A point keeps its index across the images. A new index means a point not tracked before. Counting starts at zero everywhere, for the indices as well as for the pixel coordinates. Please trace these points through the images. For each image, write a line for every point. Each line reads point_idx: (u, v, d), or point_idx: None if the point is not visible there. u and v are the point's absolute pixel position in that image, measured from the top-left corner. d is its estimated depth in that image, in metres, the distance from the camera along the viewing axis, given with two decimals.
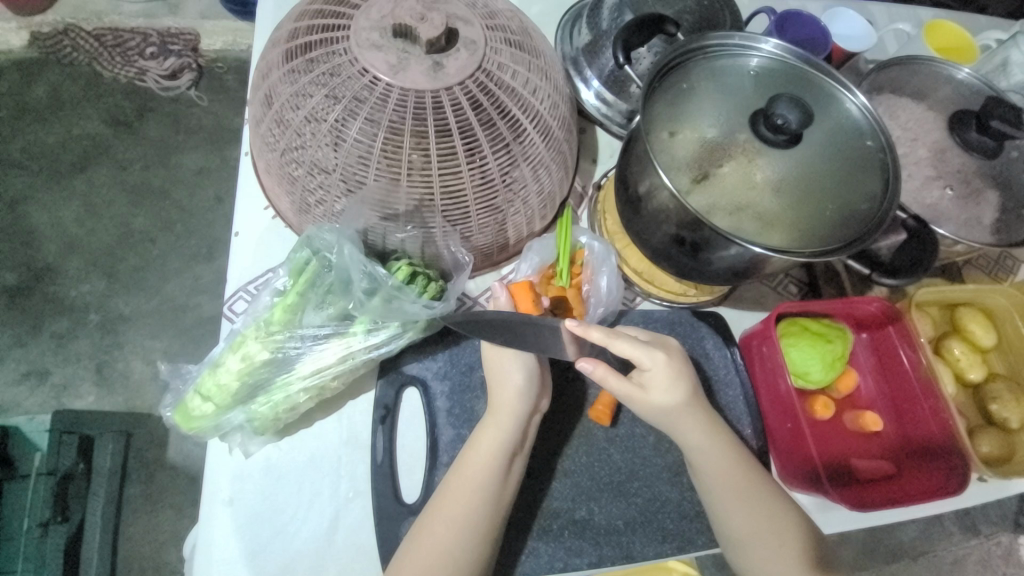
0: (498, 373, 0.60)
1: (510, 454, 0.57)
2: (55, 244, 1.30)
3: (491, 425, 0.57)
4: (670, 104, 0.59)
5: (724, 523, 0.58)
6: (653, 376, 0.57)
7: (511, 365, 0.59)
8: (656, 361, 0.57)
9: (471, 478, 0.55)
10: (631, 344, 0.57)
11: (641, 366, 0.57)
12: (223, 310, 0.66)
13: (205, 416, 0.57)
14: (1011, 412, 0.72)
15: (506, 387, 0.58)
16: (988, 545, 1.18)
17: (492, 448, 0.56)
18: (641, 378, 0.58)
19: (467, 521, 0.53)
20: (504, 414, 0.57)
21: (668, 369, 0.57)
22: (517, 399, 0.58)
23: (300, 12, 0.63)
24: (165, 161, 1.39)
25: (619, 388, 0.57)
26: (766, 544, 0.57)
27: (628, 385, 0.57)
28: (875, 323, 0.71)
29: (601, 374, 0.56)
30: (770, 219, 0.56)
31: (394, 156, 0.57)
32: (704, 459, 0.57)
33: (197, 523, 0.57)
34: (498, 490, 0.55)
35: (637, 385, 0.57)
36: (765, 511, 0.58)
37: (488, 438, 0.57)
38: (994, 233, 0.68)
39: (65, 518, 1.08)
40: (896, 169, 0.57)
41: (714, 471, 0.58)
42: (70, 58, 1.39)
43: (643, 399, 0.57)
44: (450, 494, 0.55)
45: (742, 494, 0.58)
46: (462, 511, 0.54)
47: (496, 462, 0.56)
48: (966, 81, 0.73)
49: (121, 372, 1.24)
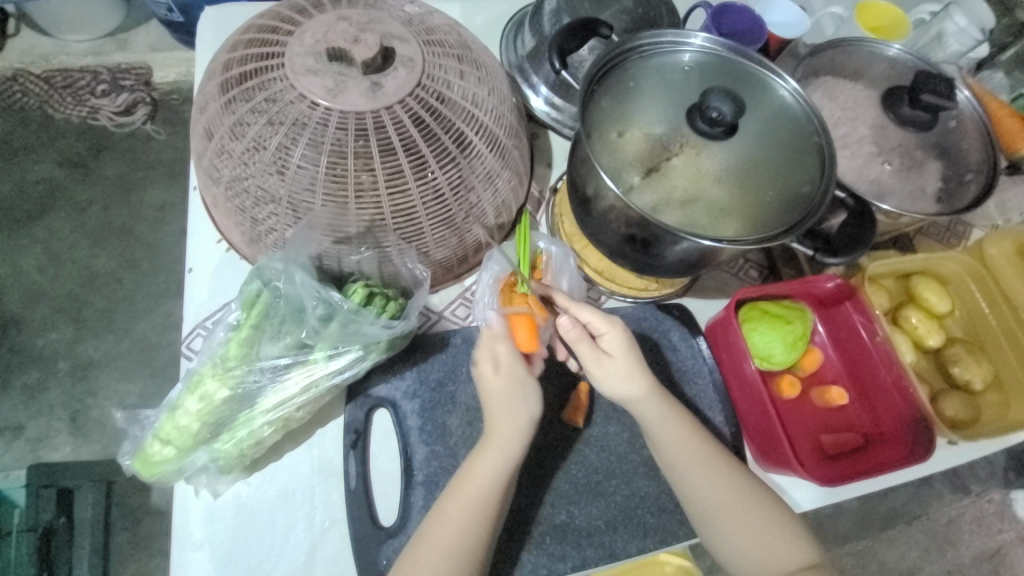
0: (503, 401, 0.57)
1: (506, 482, 0.56)
2: (18, 294, 1.27)
3: (487, 454, 0.56)
4: (610, 105, 0.60)
5: (714, 522, 0.58)
6: (610, 340, 0.59)
7: (520, 394, 0.57)
8: (612, 326, 0.59)
9: (466, 506, 0.54)
10: (591, 311, 0.59)
11: (599, 332, 0.60)
12: (181, 349, 0.65)
13: (167, 460, 0.55)
14: (973, 373, 0.74)
15: (507, 418, 0.56)
16: (979, 503, 1.21)
17: (489, 476, 0.55)
18: (604, 346, 0.59)
19: (465, 550, 0.53)
20: (506, 443, 0.56)
21: (624, 335, 0.59)
22: (519, 431, 0.56)
23: (235, 42, 0.62)
24: (126, 199, 1.36)
25: (587, 355, 0.59)
26: (759, 543, 0.57)
27: (591, 351, 0.59)
28: (833, 300, 0.73)
29: (574, 337, 0.59)
30: (716, 210, 0.57)
31: (340, 179, 0.57)
32: (693, 458, 0.58)
33: (171, 570, 0.55)
34: (493, 517, 0.55)
35: (602, 353, 0.59)
36: (763, 513, 0.58)
37: (484, 465, 0.55)
38: (937, 202, 0.70)
39: (52, 572, 1.05)
40: (833, 149, 0.59)
41: (702, 470, 0.58)
42: (19, 102, 1.36)
43: (607, 365, 0.58)
44: (442, 523, 0.54)
45: (734, 490, 0.58)
46: (454, 540, 0.53)
47: (495, 490, 0.55)
48: (899, 58, 0.76)
49: (97, 419, 1.20)
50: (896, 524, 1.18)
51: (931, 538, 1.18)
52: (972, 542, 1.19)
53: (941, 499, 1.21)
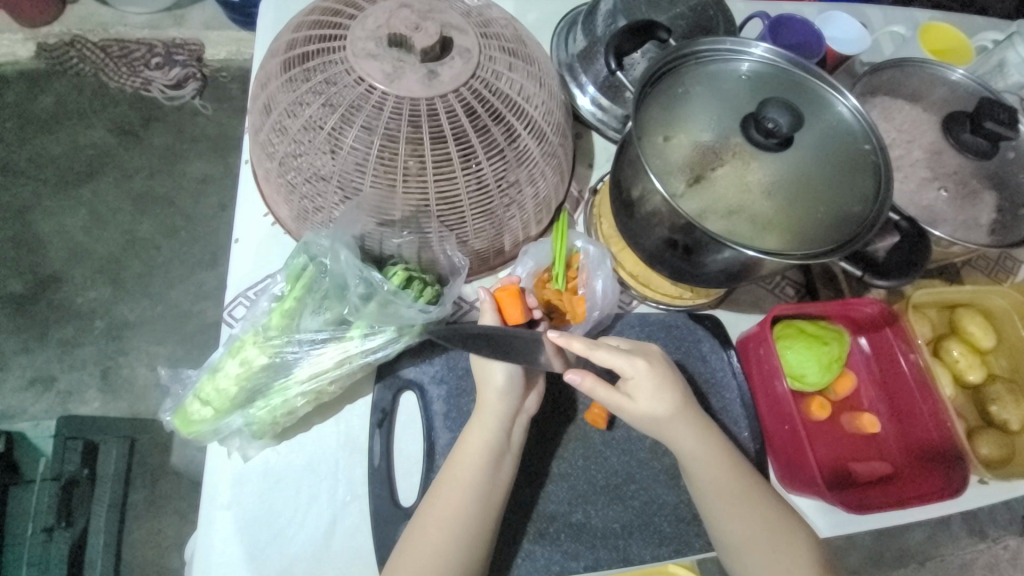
0: (481, 372, 0.60)
1: (496, 455, 0.56)
2: (62, 252, 1.32)
3: (476, 425, 0.57)
4: (662, 109, 0.60)
5: (713, 517, 0.58)
6: (636, 384, 0.57)
7: (494, 363, 0.58)
8: (637, 369, 0.57)
9: (462, 479, 0.55)
10: (615, 354, 0.57)
11: (624, 374, 0.57)
12: (223, 315, 0.67)
13: (204, 421, 0.57)
14: (1012, 413, 0.71)
15: (487, 388, 0.58)
16: (997, 549, 1.17)
17: (478, 448, 0.56)
18: (627, 387, 0.57)
19: (457, 523, 0.53)
20: (489, 414, 0.57)
21: (652, 377, 0.57)
22: (500, 401, 0.58)
23: (298, 22, 0.64)
24: (170, 170, 1.41)
25: (606, 398, 0.57)
26: (759, 540, 0.57)
27: (614, 394, 0.57)
28: (873, 325, 0.71)
29: (589, 385, 0.56)
30: (763, 222, 0.56)
31: (390, 163, 0.58)
32: (693, 461, 0.57)
33: (197, 526, 0.57)
34: (488, 491, 0.55)
35: (623, 395, 0.57)
36: (757, 514, 0.57)
37: (476, 437, 0.57)
38: (991, 234, 0.68)
39: (70, 522, 1.08)
40: (889, 170, 0.57)
41: (706, 466, 0.57)
42: (77, 68, 1.42)
43: (633, 407, 0.57)
44: (441, 496, 0.55)
45: (729, 491, 0.57)
46: (452, 514, 0.54)
47: (484, 462, 0.56)
48: (961, 83, 0.73)
49: (126, 378, 1.25)
50: (909, 563, 1.14)
51: None
52: None
53: (958, 541, 1.17)
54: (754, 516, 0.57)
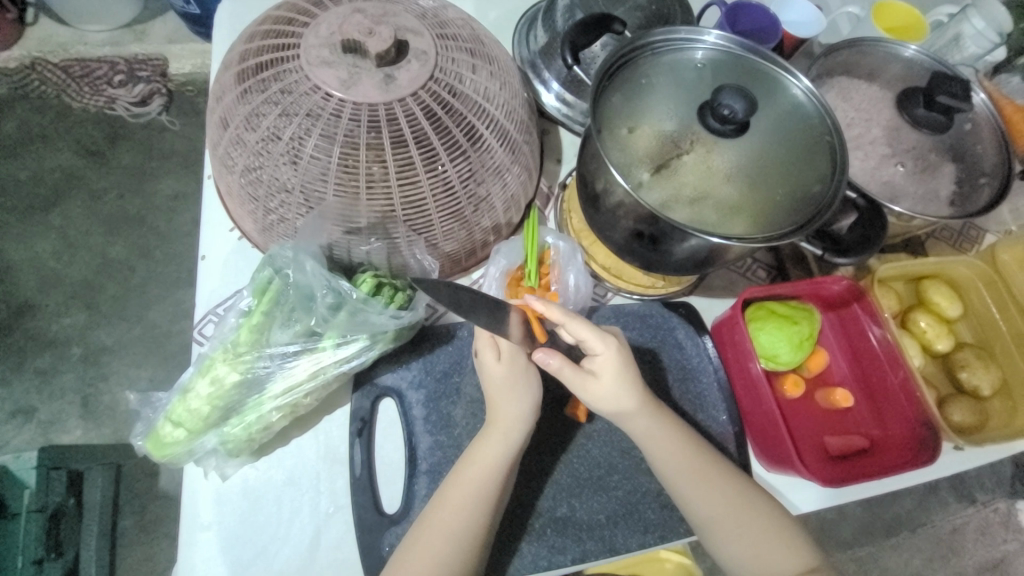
0: (506, 389, 0.58)
1: (507, 469, 0.56)
2: (33, 279, 1.29)
3: (495, 441, 0.56)
4: (621, 101, 0.60)
5: (687, 500, 0.58)
6: (603, 363, 0.57)
7: (524, 384, 0.58)
8: (607, 348, 0.57)
9: (470, 490, 0.54)
10: (586, 330, 0.56)
11: (593, 353, 0.57)
12: (193, 334, 0.66)
13: (178, 442, 0.56)
14: (981, 379, 0.73)
15: (513, 404, 0.58)
16: (986, 513, 1.20)
17: (493, 462, 0.55)
18: (593, 366, 0.57)
19: (462, 534, 0.53)
20: (510, 430, 0.57)
21: (620, 358, 0.57)
22: (523, 417, 0.57)
23: (251, 33, 0.63)
24: (140, 189, 1.38)
25: (572, 378, 0.57)
26: (732, 518, 0.57)
27: (578, 372, 0.57)
28: (841, 301, 0.73)
29: (557, 366, 0.57)
30: (726, 209, 0.57)
31: (352, 171, 0.58)
32: (657, 448, 0.58)
33: (179, 550, 0.57)
34: (495, 502, 0.55)
35: (589, 374, 0.57)
36: (728, 496, 0.58)
37: (490, 451, 0.56)
38: (951, 205, 0.69)
39: (59, 553, 1.05)
40: (844, 149, 0.58)
41: (671, 452, 0.58)
42: (38, 90, 1.39)
43: (595, 388, 0.57)
44: (444, 507, 0.54)
45: (703, 476, 0.58)
46: (458, 526, 0.53)
47: (499, 476, 0.55)
48: (916, 59, 0.75)
49: (108, 404, 1.23)
50: (899, 531, 1.17)
51: (934, 546, 1.18)
52: (976, 551, 1.18)
53: (946, 508, 1.20)
54: (722, 494, 0.58)
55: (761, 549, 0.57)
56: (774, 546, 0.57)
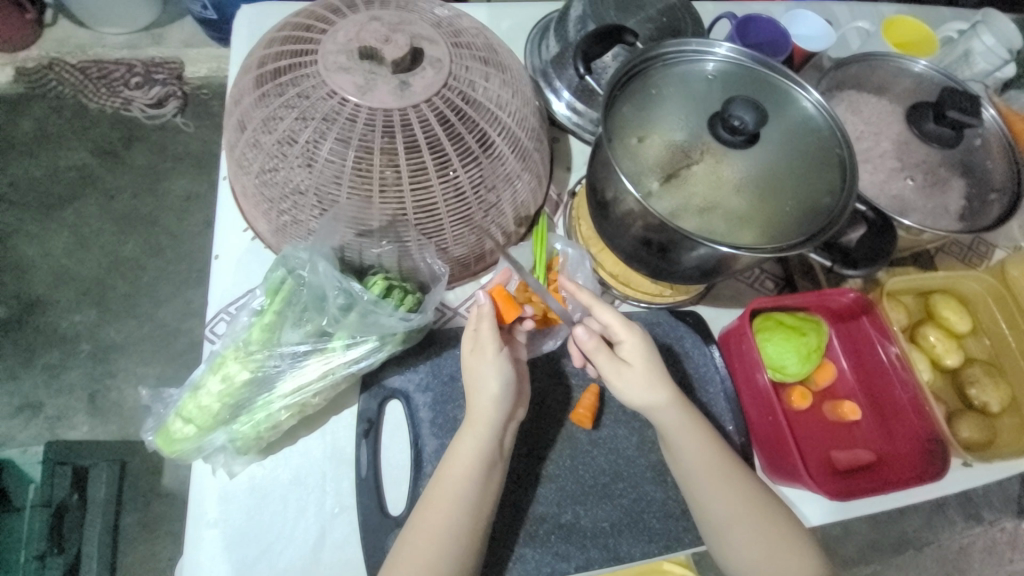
0: (473, 384, 0.58)
1: (487, 465, 0.56)
2: (44, 276, 1.31)
3: (468, 436, 0.56)
4: (632, 111, 0.61)
5: (704, 507, 0.58)
6: (631, 348, 0.59)
7: (487, 381, 0.57)
8: (631, 334, 0.59)
9: (450, 487, 0.55)
10: (614, 316, 0.59)
11: (619, 340, 0.59)
12: (205, 332, 0.67)
13: (188, 438, 0.57)
14: (990, 396, 0.73)
15: (480, 397, 0.57)
16: (993, 532, 1.18)
17: (470, 460, 0.55)
18: (622, 355, 0.59)
19: (447, 534, 0.53)
20: (481, 424, 0.57)
21: (645, 347, 0.59)
22: (492, 409, 0.57)
23: (270, 38, 0.65)
24: (153, 189, 1.40)
25: (606, 364, 0.58)
26: (751, 528, 0.57)
27: (611, 359, 0.58)
28: (850, 314, 0.73)
29: (592, 346, 0.58)
30: (736, 218, 0.57)
31: (366, 174, 0.59)
32: (687, 451, 0.58)
33: (184, 546, 0.57)
34: (477, 501, 0.55)
35: (621, 361, 0.58)
36: (748, 501, 0.58)
37: (465, 447, 0.56)
38: (960, 220, 0.69)
39: (62, 549, 1.09)
40: (854, 162, 0.59)
41: (691, 457, 0.58)
42: (56, 91, 1.41)
43: (628, 375, 0.58)
44: (428, 507, 0.55)
45: (729, 477, 0.58)
46: (441, 525, 0.54)
47: (475, 473, 0.55)
48: (925, 74, 0.75)
49: (114, 401, 1.24)
50: (906, 549, 1.16)
51: (940, 564, 1.16)
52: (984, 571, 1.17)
53: (953, 526, 1.18)
54: (722, 481, 0.58)
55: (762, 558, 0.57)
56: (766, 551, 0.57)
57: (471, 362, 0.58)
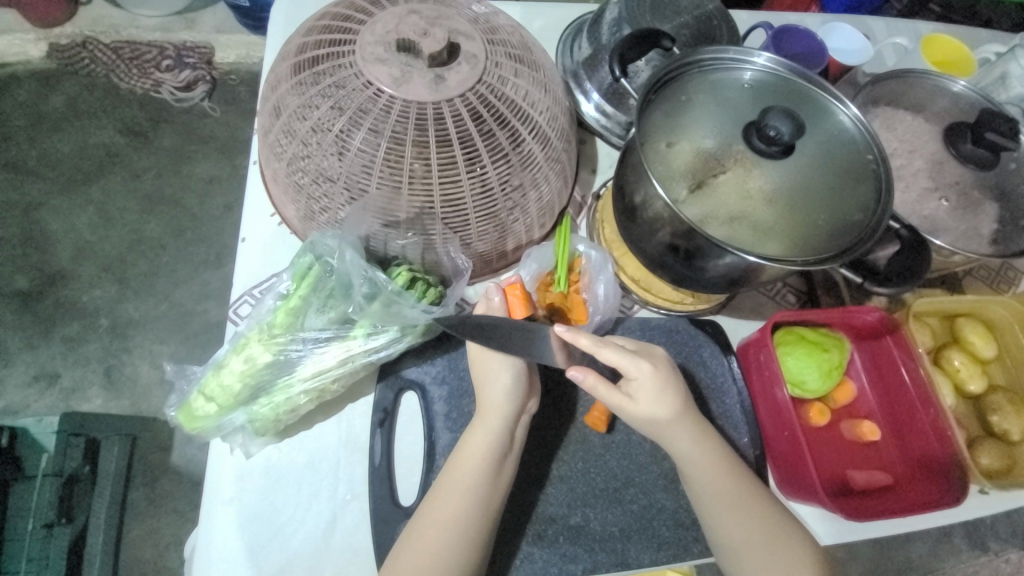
0: (485, 376, 0.60)
1: (498, 457, 0.56)
2: (68, 250, 1.33)
3: (480, 427, 0.57)
4: (666, 116, 0.60)
5: (710, 519, 0.58)
6: (640, 386, 0.57)
7: (498, 374, 0.59)
8: (641, 370, 0.57)
9: (461, 479, 0.55)
10: (622, 354, 0.57)
11: (628, 376, 0.57)
12: (228, 313, 0.67)
13: (208, 416, 0.58)
14: (1012, 424, 0.72)
15: (491, 389, 0.58)
16: (998, 563, 1.17)
17: (481, 451, 0.56)
18: (629, 388, 0.58)
19: (455, 525, 0.53)
20: (492, 415, 0.57)
21: (656, 380, 0.57)
22: (505, 401, 0.58)
23: (309, 27, 0.65)
24: (177, 170, 1.42)
25: (609, 398, 0.57)
26: (757, 543, 0.57)
27: (615, 393, 0.57)
28: (873, 333, 0.72)
29: (591, 383, 0.57)
30: (766, 229, 0.56)
31: (396, 166, 0.59)
32: (691, 464, 0.57)
33: (199, 523, 0.58)
34: (486, 494, 0.55)
35: (625, 395, 0.57)
36: (754, 516, 0.57)
37: (477, 438, 0.57)
38: (992, 244, 0.68)
39: (70, 519, 1.08)
40: (889, 179, 0.58)
41: (696, 469, 0.58)
42: (87, 69, 1.44)
43: (631, 408, 0.57)
44: (438, 497, 0.55)
45: (738, 502, 0.57)
46: (449, 516, 0.54)
47: (486, 465, 0.56)
48: (963, 94, 0.74)
49: (129, 376, 1.26)
50: None
51: None
52: None
53: (958, 555, 1.16)
54: (730, 490, 0.58)
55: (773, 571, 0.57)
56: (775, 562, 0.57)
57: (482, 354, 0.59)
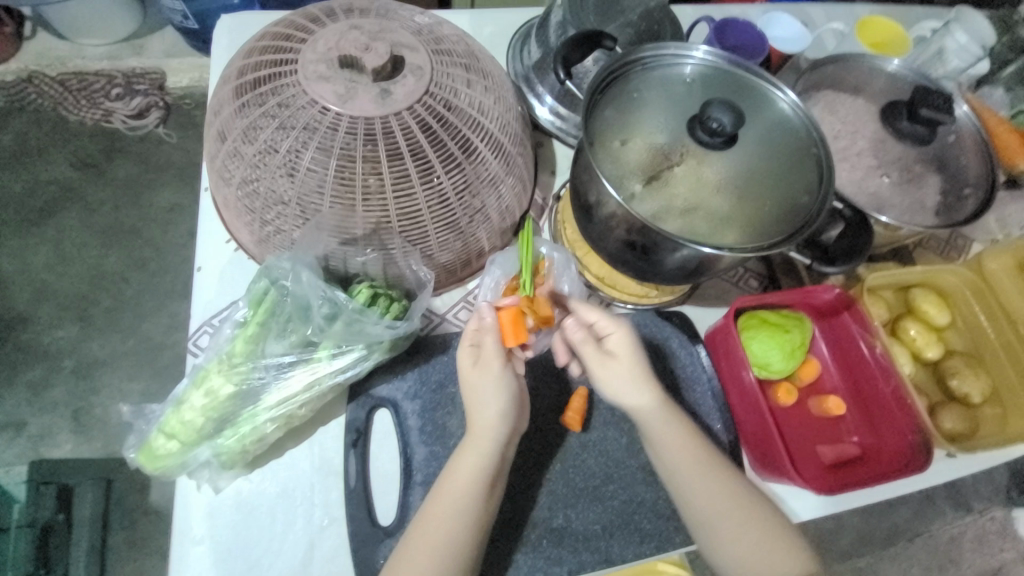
0: (475, 398, 0.57)
1: (489, 480, 0.55)
2: (25, 292, 1.28)
3: (470, 451, 0.55)
4: (614, 114, 0.61)
5: (686, 502, 0.58)
6: (617, 341, 0.60)
7: (490, 397, 0.56)
8: (618, 327, 0.60)
9: (452, 500, 0.54)
10: (598, 311, 0.61)
11: (606, 333, 0.60)
12: (188, 345, 0.66)
13: (170, 454, 0.56)
14: (971, 386, 0.74)
15: (483, 414, 0.56)
16: (983, 521, 1.20)
17: (474, 474, 0.55)
18: (608, 347, 0.60)
19: (447, 547, 0.53)
20: (484, 440, 0.55)
21: (630, 338, 0.60)
22: (496, 427, 0.56)
23: (249, 48, 0.64)
24: (136, 201, 1.38)
25: (591, 356, 0.59)
26: (729, 521, 0.57)
27: (594, 353, 0.59)
28: (832, 311, 0.74)
29: (580, 339, 0.60)
30: (718, 218, 0.58)
31: (348, 183, 0.59)
32: (663, 441, 0.58)
33: (170, 566, 0.56)
34: (480, 514, 0.55)
35: (605, 356, 0.59)
36: (724, 491, 0.58)
37: (467, 460, 0.55)
38: (936, 215, 0.71)
39: (48, 569, 1.07)
40: (831, 161, 0.60)
41: (674, 454, 0.58)
42: (35, 104, 1.39)
43: (612, 371, 0.58)
44: (429, 521, 0.54)
45: (709, 479, 0.58)
46: (441, 540, 0.53)
47: (477, 489, 0.54)
48: (898, 74, 0.77)
49: (100, 417, 1.21)
50: (898, 540, 1.17)
51: (932, 555, 1.17)
52: (975, 560, 1.18)
53: (943, 516, 1.20)
54: (718, 490, 0.58)
55: (741, 551, 0.57)
56: (765, 549, 0.57)
57: (476, 377, 0.57)
